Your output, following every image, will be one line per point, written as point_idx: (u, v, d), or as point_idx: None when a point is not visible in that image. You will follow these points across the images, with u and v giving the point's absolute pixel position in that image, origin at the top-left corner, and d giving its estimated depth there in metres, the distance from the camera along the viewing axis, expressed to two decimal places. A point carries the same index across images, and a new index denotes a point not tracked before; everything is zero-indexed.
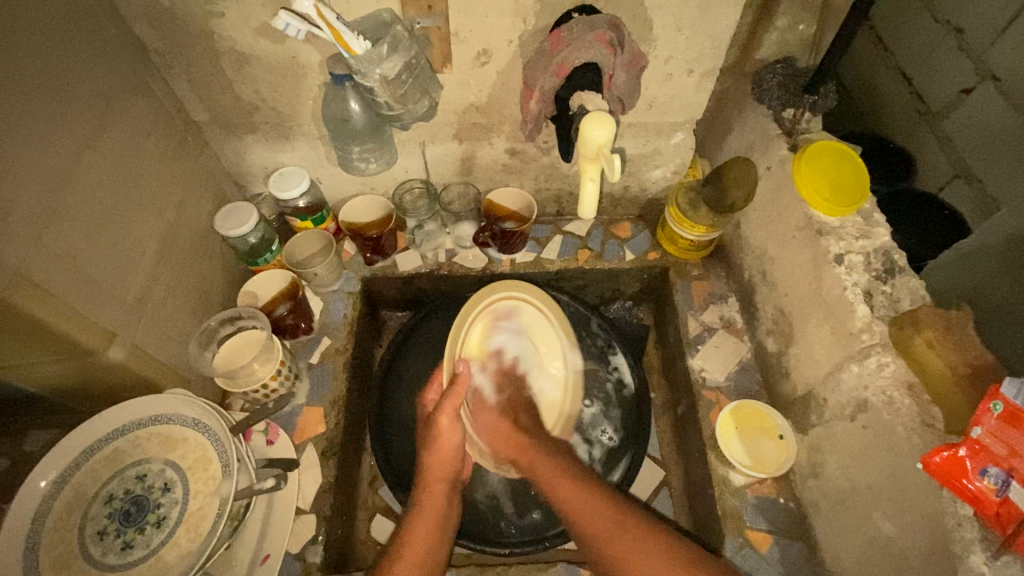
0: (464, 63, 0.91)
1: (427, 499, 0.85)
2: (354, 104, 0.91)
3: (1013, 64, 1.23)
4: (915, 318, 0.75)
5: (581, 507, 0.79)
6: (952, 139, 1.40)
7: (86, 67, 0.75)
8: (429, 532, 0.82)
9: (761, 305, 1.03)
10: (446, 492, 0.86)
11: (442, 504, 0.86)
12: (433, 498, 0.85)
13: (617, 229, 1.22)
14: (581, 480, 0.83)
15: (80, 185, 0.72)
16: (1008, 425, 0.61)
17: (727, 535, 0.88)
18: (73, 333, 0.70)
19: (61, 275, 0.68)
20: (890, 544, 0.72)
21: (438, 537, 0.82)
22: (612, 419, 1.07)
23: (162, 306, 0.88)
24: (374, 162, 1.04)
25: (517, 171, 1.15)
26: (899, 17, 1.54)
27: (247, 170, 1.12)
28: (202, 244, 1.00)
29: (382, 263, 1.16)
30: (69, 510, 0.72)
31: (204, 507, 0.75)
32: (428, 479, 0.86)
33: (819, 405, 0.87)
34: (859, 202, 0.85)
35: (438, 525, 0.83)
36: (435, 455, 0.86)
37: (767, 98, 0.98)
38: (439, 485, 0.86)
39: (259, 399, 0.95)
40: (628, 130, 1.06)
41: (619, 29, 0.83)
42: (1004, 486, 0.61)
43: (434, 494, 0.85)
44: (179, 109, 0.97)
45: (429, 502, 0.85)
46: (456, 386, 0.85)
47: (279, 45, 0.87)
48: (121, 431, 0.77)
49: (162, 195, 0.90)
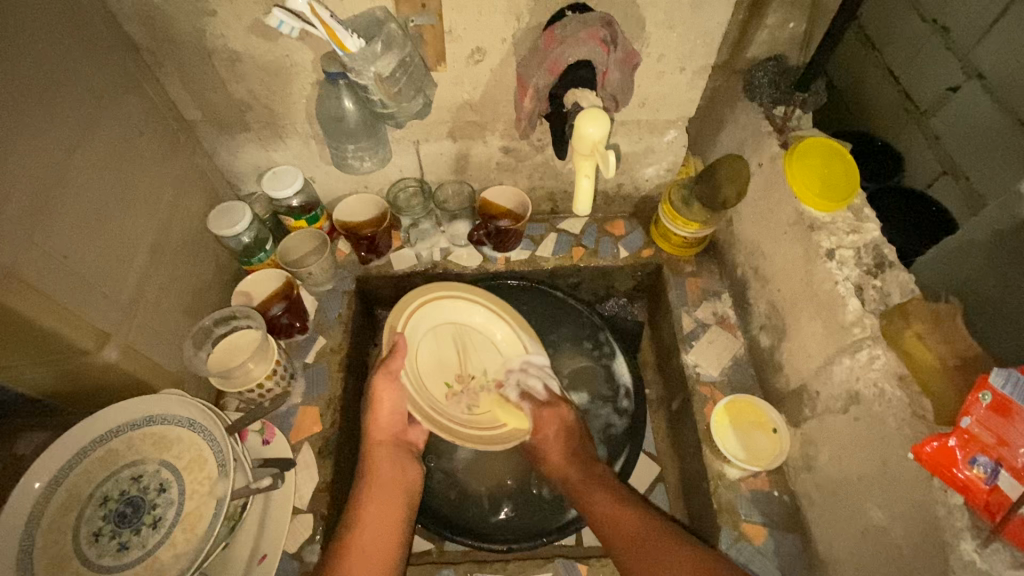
0: (457, 61, 0.91)
1: (373, 462, 0.88)
2: (348, 102, 0.90)
3: (998, 62, 1.25)
4: (904, 312, 0.76)
5: (605, 511, 0.84)
6: (939, 136, 1.43)
7: (78, 66, 0.75)
8: (379, 496, 0.85)
9: (754, 300, 1.04)
10: (390, 452, 0.90)
11: (390, 466, 0.88)
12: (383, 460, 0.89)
13: (610, 227, 1.23)
14: (614, 492, 0.86)
15: (72, 184, 0.72)
16: (996, 414, 0.63)
17: (722, 528, 0.89)
18: (66, 333, 0.70)
19: (54, 274, 0.68)
20: (881, 534, 0.73)
21: (388, 491, 0.86)
22: (595, 451, 1.04)
23: (156, 306, 0.88)
24: (369, 161, 1.03)
25: (511, 169, 1.15)
26: (887, 17, 1.56)
27: (240, 169, 1.12)
28: (196, 244, 1.00)
29: (376, 262, 1.16)
30: (63, 512, 0.72)
31: (200, 507, 0.75)
32: (370, 445, 0.90)
33: (812, 398, 0.88)
34: (849, 198, 0.86)
35: (391, 487, 0.87)
36: (380, 418, 0.89)
37: (759, 96, 1.00)
38: (386, 448, 0.90)
39: (255, 399, 0.95)
40: (621, 127, 1.07)
41: (613, 26, 0.83)
42: (993, 475, 0.62)
43: (381, 456, 0.89)
44: (171, 108, 0.96)
45: (378, 465, 0.88)
46: (394, 355, 0.88)
47: (272, 43, 0.87)
48: (115, 432, 0.77)
49: (154, 194, 0.89)
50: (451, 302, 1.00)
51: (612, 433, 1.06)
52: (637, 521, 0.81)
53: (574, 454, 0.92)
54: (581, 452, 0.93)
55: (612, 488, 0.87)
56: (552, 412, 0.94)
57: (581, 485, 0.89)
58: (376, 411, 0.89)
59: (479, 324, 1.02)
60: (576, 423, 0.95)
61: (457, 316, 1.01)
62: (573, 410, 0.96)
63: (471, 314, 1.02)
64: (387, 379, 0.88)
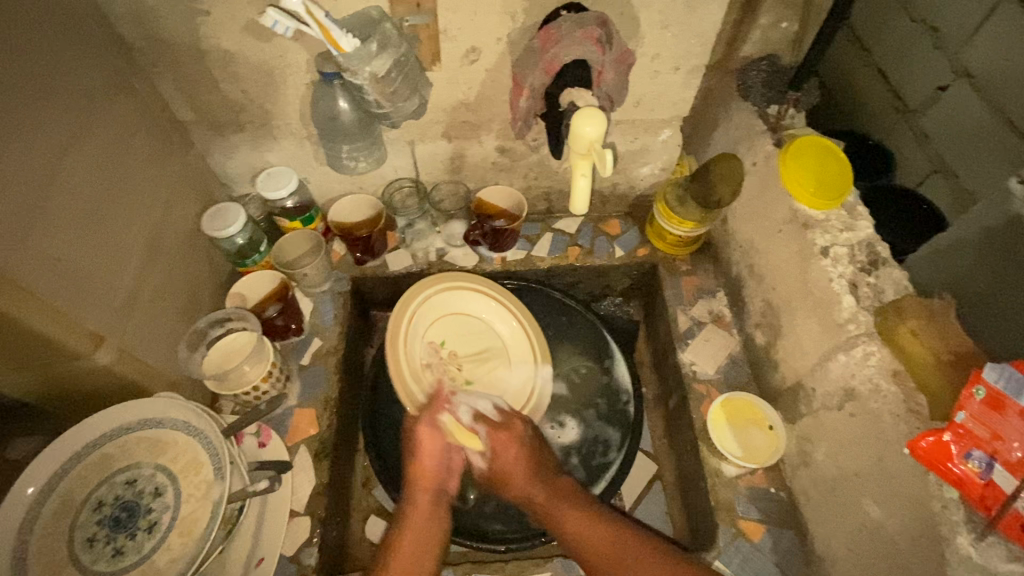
0: (452, 60, 0.91)
1: (414, 507, 0.82)
2: (343, 103, 0.91)
3: (988, 61, 1.26)
4: (899, 308, 0.76)
5: (577, 527, 0.80)
6: (929, 136, 1.44)
7: (68, 65, 0.74)
8: (420, 539, 0.78)
9: (749, 298, 1.05)
10: (435, 500, 0.83)
11: (427, 515, 0.81)
12: (422, 502, 0.82)
13: (606, 226, 1.23)
14: (579, 505, 0.83)
15: (64, 186, 0.71)
16: (990, 409, 0.63)
17: (720, 526, 0.89)
18: (59, 336, 0.69)
19: (47, 276, 0.67)
20: (878, 530, 0.73)
21: (427, 539, 0.78)
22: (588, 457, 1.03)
23: (150, 309, 0.87)
24: (363, 161, 1.03)
25: (506, 169, 1.15)
26: (876, 16, 1.57)
27: (234, 171, 1.11)
28: (189, 245, 0.99)
29: (372, 263, 1.15)
30: (57, 518, 0.71)
31: (197, 511, 0.74)
32: (412, 490, 0.83)
33: (808, 395, 0.89)
34: (843, 196, 0.87)
35: (425, 539, 0.78)
36: (423, 465, 0.84)
37: (752, 95, 1.01)
38: (426, 494, 0.83)
39: (251, 401, 0.95)
40: (616, 127, 1.07)
41: (608, 26, 0.84)
42: (987, 469, 0.63)
43: (423, 503, 0.82)
44: (164, 108, 0.96)
45: (415, 511, 0.81)
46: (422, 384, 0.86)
47: (266, 43, 0.87)
48: (110, 437, 0.76)
49: (147, 196, 0.89)
50: (463, 295, 1.04)
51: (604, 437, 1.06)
52: (600, 537, 0.78)
53: (539, 473, 0.86)
54: (543, 469, 0.87)
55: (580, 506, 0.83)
56: (505, 433, 0.88)
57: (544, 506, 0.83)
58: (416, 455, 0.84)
59: (487, 319, 1.05)
60: (534, 439, 0.89)
61: (468, 311, 1.05)
62: (529, 427, 0.90)
63: (479, 309, 1.05)
64: (427, 419, 0.86)
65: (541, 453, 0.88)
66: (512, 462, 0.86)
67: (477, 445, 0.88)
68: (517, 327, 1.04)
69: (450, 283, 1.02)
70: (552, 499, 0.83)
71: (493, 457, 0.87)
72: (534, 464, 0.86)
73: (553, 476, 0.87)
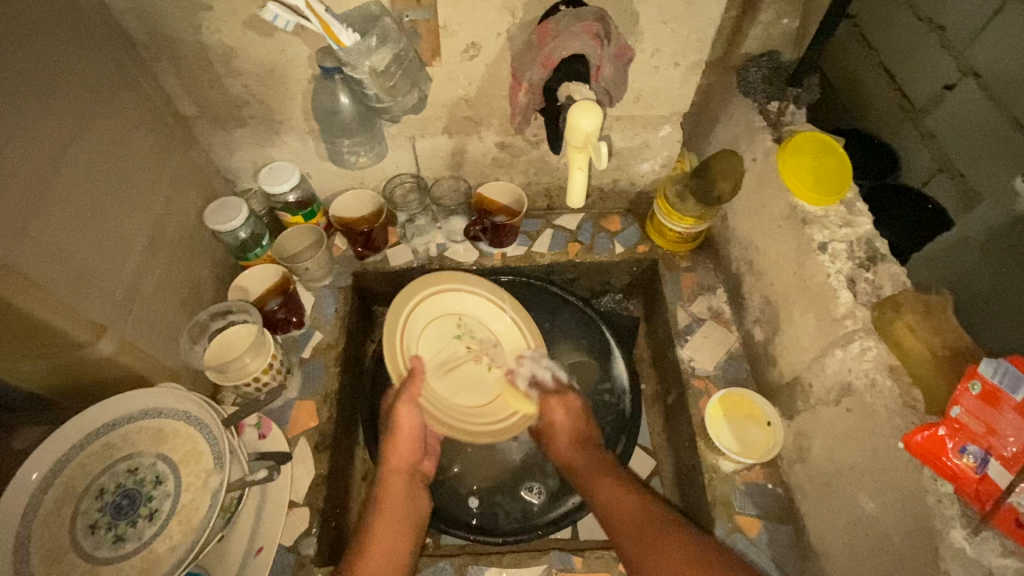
0: (453, 55, 0.91)
1: (388, 490, 0.84)
2: (344, 97, 0.91)
3: (994, 61, 1.26)
4: (896, 302, 0.76)
5: (610, 495, 0.79)
6: (935, 134, 1.44)
7: (73, 60, 0.75)
8: (390, 520, 0.80)
9: (748, 294, 1.05)
10: (405, 481, 0.86)
11: (401, 498, 0.84)
12: (392, 486, 0.85)
13: (606, 222, 1.23)
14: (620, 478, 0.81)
15: (67, 178, 0.72)
16: (984, 404, 0.64)
17: (717, 520, 0.90)
18: (62, 325, 0.70)
19: (49, 267, 0.68)
20: (873, 525, 0.73)
21: (403, 521, 0.81)
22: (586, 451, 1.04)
23: (152, 300, 0.88)
24: (363, 156, 1.06)
25: (507, 165, 1.16)
26: (883, 14, 1.57)
27: (237, 165, 1.12)
28: (192, 239, 1.00)
29: (373, 258, 1.16)
30: (60, 504, 0.72)
31: (196, 499, 0.75)
32: (386, 471, 0.86)
33: (805, 391, 0.89)
34: (842, 192, 0.87)
35: (401, 513, 0.82)
36: (397, 448, 0.87)
37: (753, 92, 1.00)
38: (401, 477, 0.86)
39: (251, 393, 0.96)
40: (616, 123, 1.08)
41: (606, 21, 0.84)
42: (982, 464, 0.63)
43: (397, 487, 0.85)
44: (168, 103, 0.97)
45: (389, 494, 0.84)
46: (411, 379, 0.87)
47: (268, 38, 0.88)
48: (112, 426, 0.77)
49: (150, 189, 0.90)
50: (457, 293, 1.01)
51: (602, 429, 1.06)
52: (634, 507, 0.76)
53: (584, 442, 0.89)
54: (592, 441, 0.89)
55: (625, 482, 0.80)
56: (559, 399, 0.92)
57: (586, 471, 0.85)
58: (394, 438, 0.86)
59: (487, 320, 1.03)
60: (584, 411, 0.92)
61: (464, 308, 1.02)
62: (581, 398, 0.94)
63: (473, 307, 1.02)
64: (407, 403, 0.86)
65: (591, 432, 0.90)
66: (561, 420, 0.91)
67: (529, 407, 0.95)
68: (513, 324, 1.02)
69: (447, 285, 0.99)
70: (596, 464, 0.85)
71: (544, 417, 0.92)
72: (580, 433, 0.90)
73: (603, 450, 0.88)
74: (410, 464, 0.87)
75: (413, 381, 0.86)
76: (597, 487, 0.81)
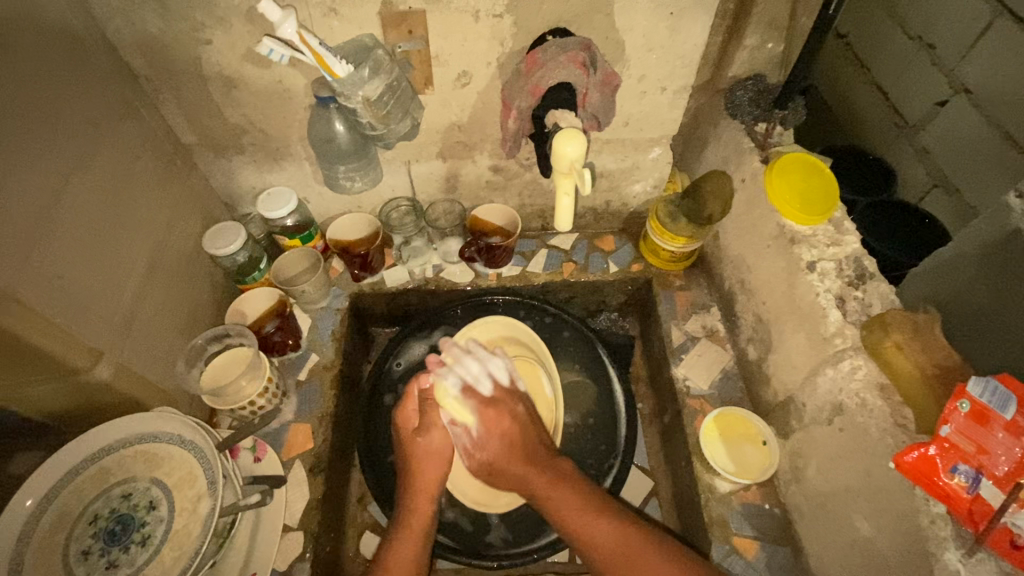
0: (444, 84, 0.94)
1: (415, 514, 0.87)
2: (339, 125, 0.94)
3: (984, 79, 1.28)
4: (884, 321, 0.77)
5: (577, 522, 0.79)
6: (929, 150, 1.45)
7: (76, 92, 0.78)
8: (415, 539, 0.85)
9: (740, 313, 1.05)
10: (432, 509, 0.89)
11: (426, 521, 0.87)
12: (425, 511, 0.88)
13: (600, 242, 1.25)
14: (579, 496, 0.81)
15: (70, 207, 0.74)
16: (975, 423, 0.64)
17: (713, 542, 0.89)
18: (62, 354, 0.71)
19: (50, 294, 0.70)
20: (868, 546, 0.73)
21: (424, 539, 0.85)
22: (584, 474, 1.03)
23: (150, 325, 0.90)
24: (359, 181, 1.07)
25: (500, 188, 1.17)
26: (873, 35, 1.60)
27: (236, 191, 1.14)
28: (190, 264, 1.02)
29: (369, 279, 1.18)
30: (53, 531, 0.72)
31: (188, 525, 0.75)
32: (415, 498, 0.89)
33: (798, 410, 0.89)
34: (829, 211, 0.88)
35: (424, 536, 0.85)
36: (424, 475, 0.90)
37: (740, 114, 1.01)
38: (424, 501, 0.89)
39: (246, 415, 0.96)
40: (606, 146, 1.10)
41: (591, 50, 0.87)
42: (974, 483, 0.63)
43: (423, 511, 0.88)
44: (168, 132, 0.99)
45: (417, 518, 0.87)
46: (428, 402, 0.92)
47: (266, 70, 0.90)
48: (108, 450, 0.78)
49: (150, 215, 0.92)
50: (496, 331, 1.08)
51: (594, 449, 1.06)
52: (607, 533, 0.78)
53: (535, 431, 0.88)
54: (535, 451, 0.84)
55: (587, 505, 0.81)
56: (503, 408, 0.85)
57: (546, 490, 0.82)
58: (426, 461, 0.90)
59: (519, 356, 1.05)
60: (524, 416, 0.87)
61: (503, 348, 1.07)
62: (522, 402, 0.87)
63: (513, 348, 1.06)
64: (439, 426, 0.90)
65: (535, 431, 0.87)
66: (507, 424, 0.84)
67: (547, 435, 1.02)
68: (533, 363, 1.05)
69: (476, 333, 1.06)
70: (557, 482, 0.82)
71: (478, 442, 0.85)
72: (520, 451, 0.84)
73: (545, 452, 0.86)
74: (436, 487, 0.90)
75: (431, 404, 0.92)
76: (557, 500, 0.81)
